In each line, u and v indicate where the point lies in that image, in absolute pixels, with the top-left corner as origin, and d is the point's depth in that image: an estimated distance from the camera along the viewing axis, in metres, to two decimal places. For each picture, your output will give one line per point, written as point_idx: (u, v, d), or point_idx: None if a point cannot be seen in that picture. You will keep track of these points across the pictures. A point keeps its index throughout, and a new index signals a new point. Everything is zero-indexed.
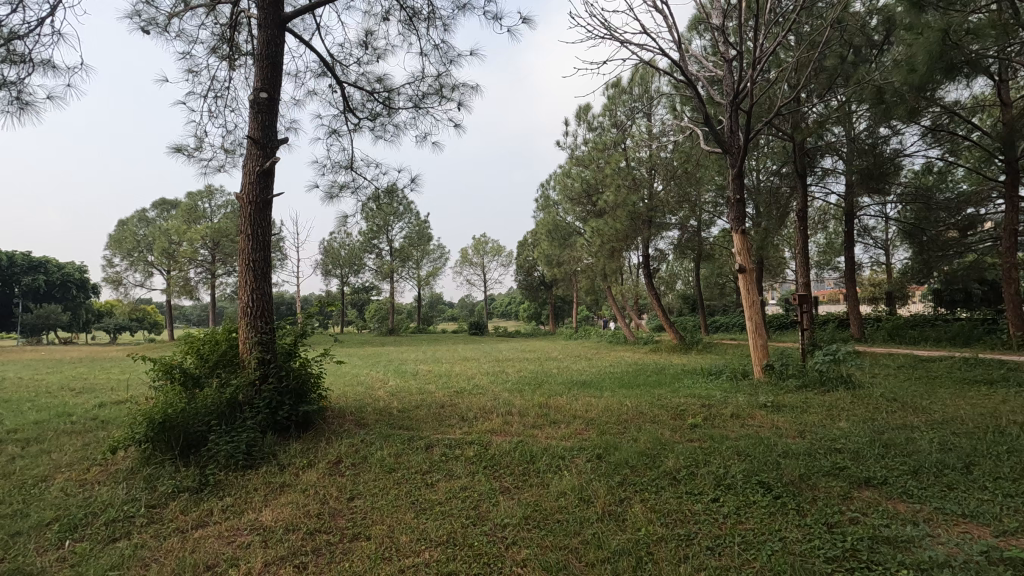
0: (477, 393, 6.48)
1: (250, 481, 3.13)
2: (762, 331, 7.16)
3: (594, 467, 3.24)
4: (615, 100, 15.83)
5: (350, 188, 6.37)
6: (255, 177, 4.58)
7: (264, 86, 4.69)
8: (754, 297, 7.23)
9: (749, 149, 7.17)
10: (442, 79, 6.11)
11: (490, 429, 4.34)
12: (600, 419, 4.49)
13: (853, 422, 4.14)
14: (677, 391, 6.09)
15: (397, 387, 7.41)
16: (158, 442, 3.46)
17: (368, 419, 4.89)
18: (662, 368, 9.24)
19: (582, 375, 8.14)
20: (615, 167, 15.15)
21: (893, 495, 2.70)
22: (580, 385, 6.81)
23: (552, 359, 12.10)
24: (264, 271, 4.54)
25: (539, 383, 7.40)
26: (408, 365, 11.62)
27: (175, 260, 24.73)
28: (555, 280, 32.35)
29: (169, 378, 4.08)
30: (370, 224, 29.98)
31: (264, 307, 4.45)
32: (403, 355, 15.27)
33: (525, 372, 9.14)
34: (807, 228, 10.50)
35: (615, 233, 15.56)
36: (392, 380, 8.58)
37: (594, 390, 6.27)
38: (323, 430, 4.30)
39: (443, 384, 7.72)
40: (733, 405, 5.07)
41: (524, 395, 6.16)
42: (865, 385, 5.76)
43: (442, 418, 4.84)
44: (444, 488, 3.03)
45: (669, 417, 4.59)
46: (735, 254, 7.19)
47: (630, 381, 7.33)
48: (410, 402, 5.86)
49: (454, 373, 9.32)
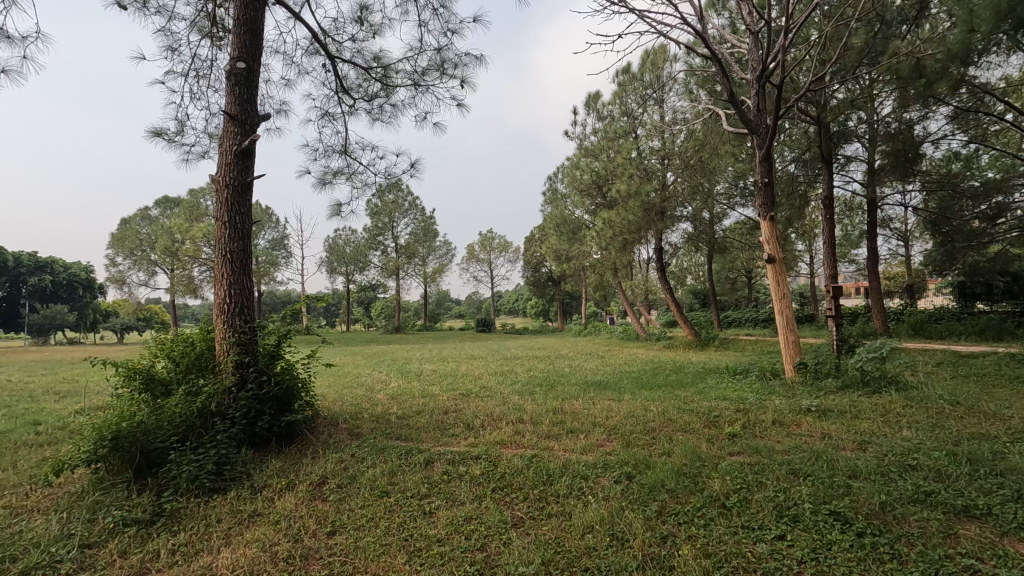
0: (483, 396, 6.00)
1: (215, 511, 2.63)
2: (794, 326, 6.57)
3: (624, 492, 2.70)
4: (625, 87, 15.26)
5: (344, 174, 5.89)
6: (233, 157, 4.08)
7: (243, 55, 4.16)
8: (786, 289, 6.64)
9: (778, 129, 6.57)
10: (444, 53, 5.59)
11: (499, 440, 3.82)
12: (624, 428, 3.95)
13: (919, 431, 3.57)
14: (705, 393, 5.53)
15: (398, 390, 6.89)
16: (111, 463, 2.96)
17: (363, 429, 4.38)
18: (683, 366, 8.69)
19: (597, 375, 7.61)
20: (626, 156, 14.55)
21: (1008, 532, 2.14)
22: (596, 387, 6.27)
23: (564, 357, 11.56)
24: (244, 261, 4.05)
25: (552, 384, 6.87)
26: (413, 364, 11.13)
27: (179, 259, 24.42)
28: (563, 276, 31.84)
29: (132, 386, 3.58)
30: (374, 220, 29.65)
31: (245, 301, 3.98)
32: (408, 354, 14.82)
33: (537, 372, 8.63)
34: (833, 216, 9.88)
35: (627, 226, 15.00)
36: (393, 382, 8.07)
37: (613, 392, 5.74)
38: (310, 442, 3.78)
39: (449, 385, 7.22)
40: (772, 409, 4.50)
41: (536, 398, 5.67)
42: (915, 386, 5.17)
43: (445, 427, 4.31)
44: (443, 519, 2.50)
45: (703, 424, 4.04)
46: (763, 243, 6.61)
47: (650, 381, 6.79)
48: (410, 408, 5.35)
49: (461, 373, 8.82)
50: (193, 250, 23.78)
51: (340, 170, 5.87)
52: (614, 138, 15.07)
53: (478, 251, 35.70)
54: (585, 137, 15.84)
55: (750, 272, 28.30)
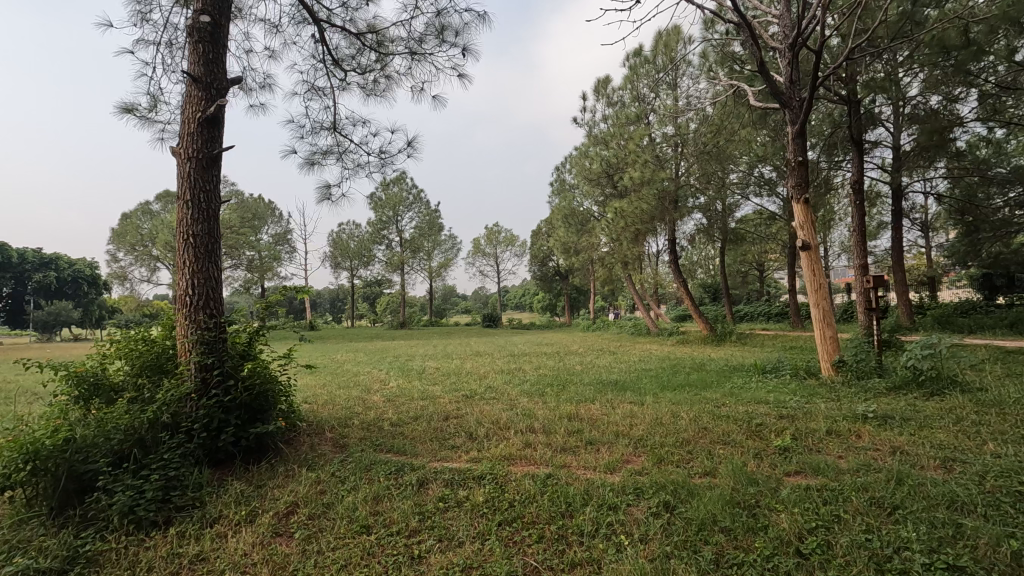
0: (488, 398, 5.44)
1: (150, 557, 2.08)
2: (832, 320, 5.93)
3: (667, 530, 2.13)
4: (637, 71, 14.55)
5: (334, 153, 5.33)
6: (196, 126, 3.51)
7: (208, 7, 3.59)
8: (823, 279, 5.99)
9: (814, 103, 5.92)
10: (443, 16, 5.00)
11: (506, 455, 3.26)
12: (653, 439, 3.37)
13: (1011, 445, 2.96)
14: (738, 397, 4.92)
15: (396, 391, 6.33)
16: (34, 487, 2.42)
17: (351, 439, 3.82)
18: (703, 363, 8.06)
19: (612, 374, 7.02)
20: (638, 143, 13.86)
21: None
22: (614, 388, 5.67)
23: (574, 353, 10.97)
24: (210, 247, 3.49)
25: (564, 385, 6.28)
26: (414, 362, 10.59)
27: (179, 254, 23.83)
28: (571, 270, 31.22)
29: (73, 394, 3.04)
30: (378, 214, 29.13)
31: (211, 292, 3.43)
32: (412, 350, 14.26)
33: (546, 370, 8.04)
34: (864, 202, 9.19)
35: (640, 217, 14.34)
36: (392, 381, 7.52)
37: (633, 395, 5.15)
38: (287, 457, 3.23)
39: (451, 385, 6.66)
40: (821, 416, 3.89)
41: (546, 400, 5.09)
42: (979, 388, 4.54)
43: (444, 436, 3.75)
44: (435, 568, 1.95)
45: (747, 434, 3.45)
46: (797, 228, 5.99)
47: (672, 382, 6.16)
48: (407, 412, 4.80)
49: (465, 372, 8.27)
50: None
51: (329, 150, 5.31)
52: (625, 123, 14.37)
53: (484, 245, 35.14)
54: (595, 124, 15.15)
55: (762, 265, 27.57)
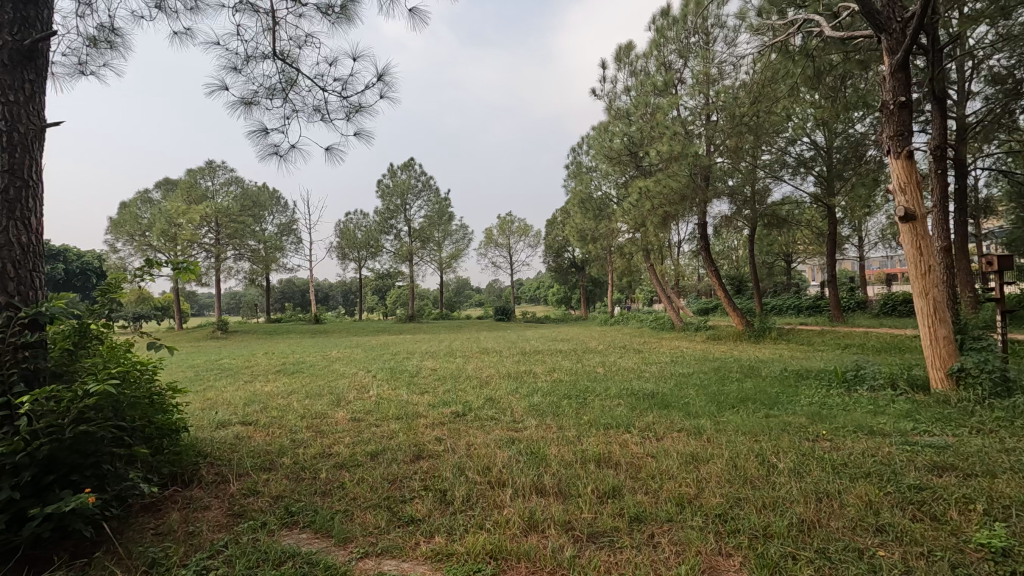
0: (480, 419, 4.05)
1: None
2: (945, 315, 4.43)
3: None
4: (663, 34, 12.96)
5: (280, 91, 3.97)
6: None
7: None
8: (933, 261, 4.46)
9: (925, 21, 4.38)
10: None
11: (491, 550, 1.88)
12: (746, 521, 1.96)
13: None
14: (836, 425, 3.46)
15: (368, 404, 4.98)
16: None
17: (260, 499, 2.46)
18: (754, 368, 6.58)
19: (646, 382, 5.63)
20: (664, 115, 12.33)
21: None
22: (652, 406, 4.24)
23: (594, 353, 9.51)
24: (14, 192, 2.13)
25: (584, 397, 4.90)
26: (410, 362, 9.26)
27: (176, 244, 22.37)
28: (588, 260, 29.76)
29: None
30: (385, 203, 27.94)
31: (11, 270, 2.08)
32: (415, 347, 13.00)
33: (562, 375, 6.58)
34: (946, 171, 7.58)
35: (668, 199, 12.77)
36: (373, 389, 6.17)
37: (682, 420, 3.72)
38: (117, 552, 1.90)
39: (442, 396, 5.30)
40: (1004, 470, 2.41)
41: (562, 425, 3.70)
42: None
43: (399, 499, 2.38)
44: None
45: (905, 508, 2.03)
46: (899, 190, 4.48)
47: (728, 397, 4.69)
48: (369, 442, 3.44)
49: (464, 375, 6.94)
50: (191, 234, 22.20)
51: (272, 87, 3.93)
52: (650, 93, 12.81)
53: (496, 235, 33.77)
54: (616, 96, 13.58)
55: (791, 256, 25.83)
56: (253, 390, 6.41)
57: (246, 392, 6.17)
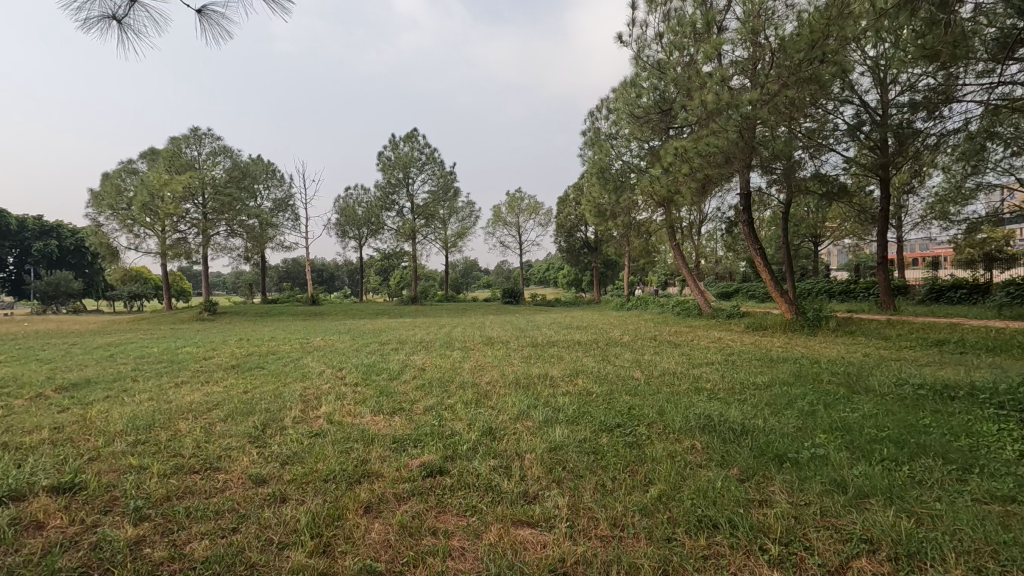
0: (467, 490, 2.29)
1: None
2: None
3: None
4: None
5: None
6: None
7: None
8: None
9: None
10: None
11: None
12: None
13: None
14: None
15: (299, 439, 3.20)
16: None
17: None
18: (855, 379, 4.76)
19: (716, 403, 3.83)
20: (705, 63, 10.34)
21: None
22: (769, 466, 2.46)
23: (622, 348, 7.69)
24: None
25: (639, 434, 3.14)
26: (394, 358, 7.45)
27: (159, 218, 20.54)
28: (603, 240, 27.78)
29: None
30: (387, 176, 26.08)
31: None
32: (411, 335, 11.26)
33: (589, 386, 4.75)
34: None
35: (707, 162, 10.85)
36: (327, 404, 4.39)
37: (850, 514, 1.94)
38: None
39: (419, 423, 3.56)
40: None
41: (622, 519, 1.94)
42: None
43: None
44: None
45: None
46: None
47: (875, 441, 2.89)
48: (234, 566, 1.70)
49: (456, 382, 5.16)
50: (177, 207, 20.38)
51: None
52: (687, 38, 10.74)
53: (505, 213, 31.87)
54: (646, 44, 11.58)
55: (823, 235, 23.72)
56: (169, 402, 4.65)
57: (151, 407, 4.39)
